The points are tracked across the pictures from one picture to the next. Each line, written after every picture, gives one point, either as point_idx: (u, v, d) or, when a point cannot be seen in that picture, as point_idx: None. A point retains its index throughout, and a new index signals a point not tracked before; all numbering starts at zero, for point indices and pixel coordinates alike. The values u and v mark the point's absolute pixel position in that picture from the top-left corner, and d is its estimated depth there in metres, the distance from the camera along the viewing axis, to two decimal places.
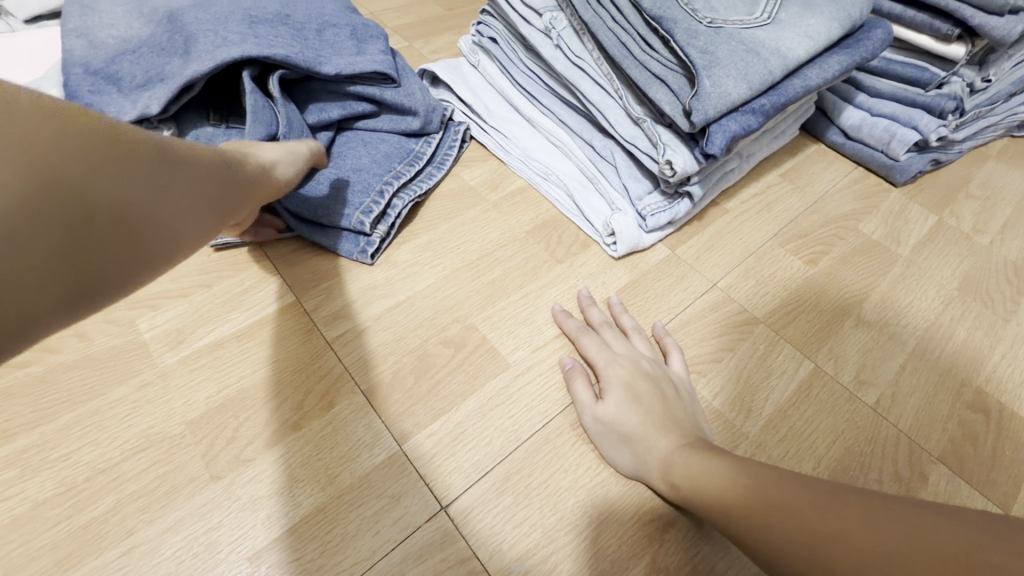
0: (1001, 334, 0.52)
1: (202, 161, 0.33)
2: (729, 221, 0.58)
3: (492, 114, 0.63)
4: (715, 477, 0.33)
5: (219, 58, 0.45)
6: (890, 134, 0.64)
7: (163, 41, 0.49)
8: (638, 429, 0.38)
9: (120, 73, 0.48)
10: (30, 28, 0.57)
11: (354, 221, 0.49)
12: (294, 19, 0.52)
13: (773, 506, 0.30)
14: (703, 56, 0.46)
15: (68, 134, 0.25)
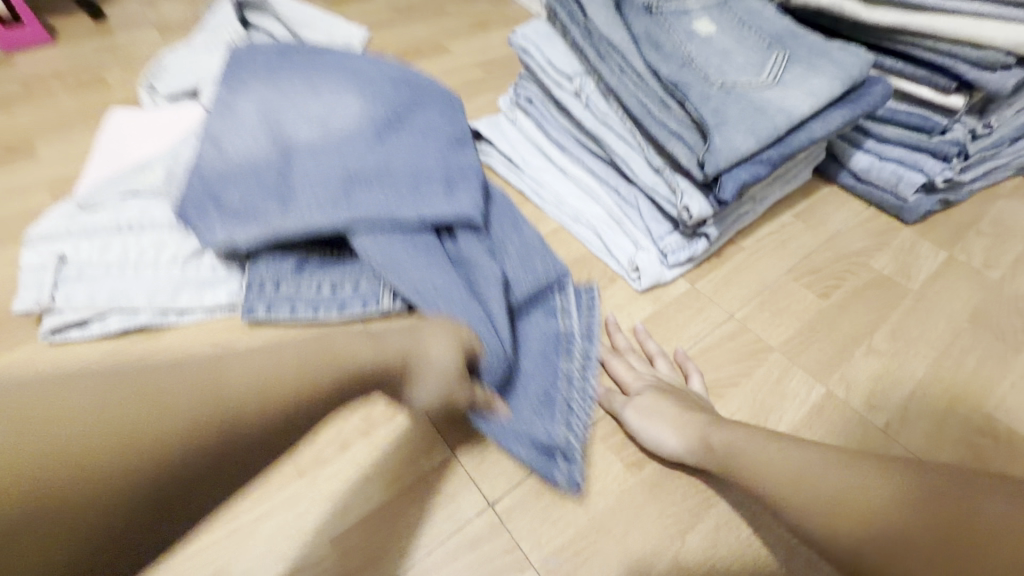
0: (1011, 364, 0.55)
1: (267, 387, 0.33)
2: (746, 257, 0.64)
3: (529, 163, 0.71)
4: (753, 448, 0.40)
5: (314, 227, 0.47)
6: (898, 175, 0.69)
7: (275, 169, 0.50)
8: (673, 417, 0.45)
9: (220, 192, 0.49)
10: (172, 105, 0.70)
11: (550, 440, 0.45)
12: (397, 172, 0.52)
13: (791, 478, 0.36)
14: (714, 116, 0.53)
15: (106, 478, 0.28)
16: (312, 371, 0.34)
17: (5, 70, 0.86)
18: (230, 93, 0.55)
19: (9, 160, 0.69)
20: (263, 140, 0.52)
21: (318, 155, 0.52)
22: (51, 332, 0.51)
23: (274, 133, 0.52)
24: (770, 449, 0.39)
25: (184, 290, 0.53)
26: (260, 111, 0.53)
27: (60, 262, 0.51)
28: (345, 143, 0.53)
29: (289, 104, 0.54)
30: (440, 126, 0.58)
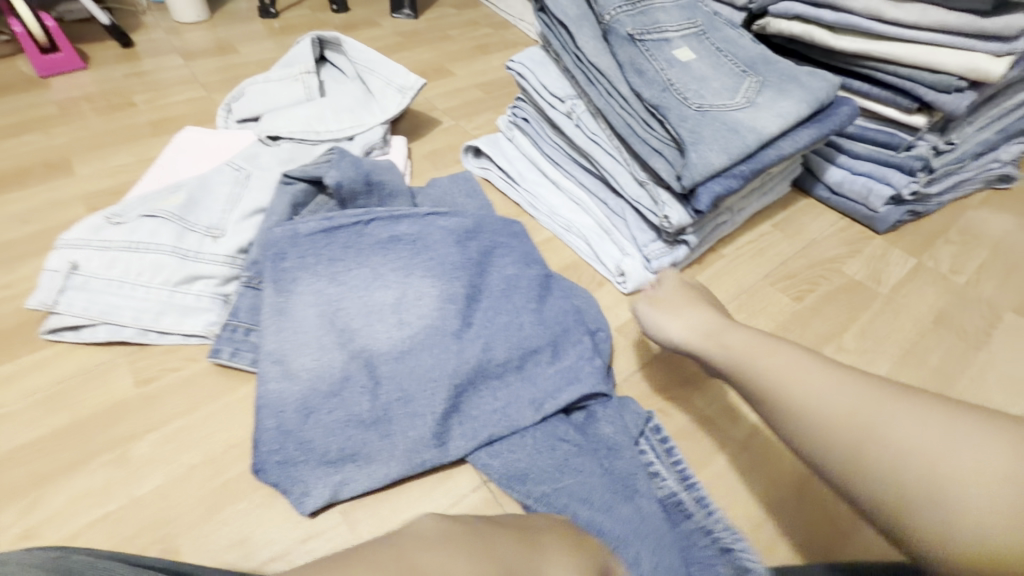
0: (970, 361, 0.59)
1: None
2: (726, 263, 0.69)
3: (525, 178, 0.76)
4: (797, 379, 0.42)
5: (412, 464, 0.45)
6: (868, 189, 0.74)
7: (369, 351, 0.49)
8: (716, 326, 0.51)
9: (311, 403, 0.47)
10: (240, 128, 0.83)
11: None
12: (490, 367, 0.50)
13: (847, 409, 0.39)
14: (690, 135, 0.59)
15: None
16: None
17: (42, 94, 0.93)
18: (279, 294, 0.51)
19: (48, 176, 0.75)
20: (346, 369, 0.48)
21: (411, 355, 0.49)
22: (50, 331, 0.54)
23: (359, 340, 0.50)
24: (815, 385, 0.41)
25: (167, 314, 0.55)
26: (338, 321, 0.50)
27: (72, 270, 0.55)
28: (439, 348, 0.50)
29: (367, 301, 0.52)
30: (516, 281, 0.56)
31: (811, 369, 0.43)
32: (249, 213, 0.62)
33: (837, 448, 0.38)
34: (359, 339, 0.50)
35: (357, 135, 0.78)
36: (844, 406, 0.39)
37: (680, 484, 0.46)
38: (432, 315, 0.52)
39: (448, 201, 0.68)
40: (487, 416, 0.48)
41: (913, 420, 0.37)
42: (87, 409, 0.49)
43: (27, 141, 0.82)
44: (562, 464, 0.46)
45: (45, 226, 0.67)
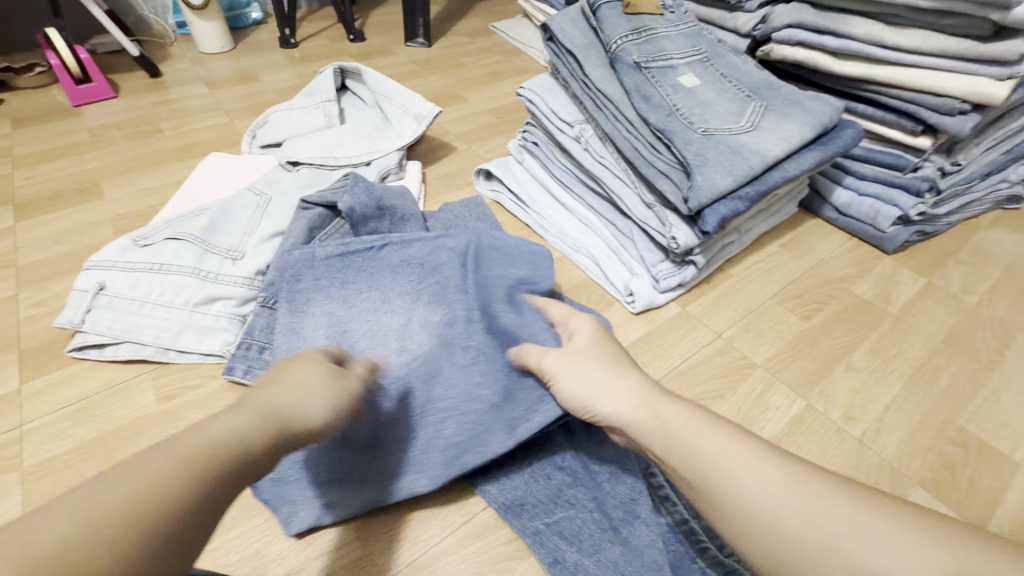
0: (983, 381, 0.59)
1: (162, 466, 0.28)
2: (733, 283, 0.69)
3: (534, 200, 0.78)
4: (736, 465, 0.37)
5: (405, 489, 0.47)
6: (875, 210, 0.75)
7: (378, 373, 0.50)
8: (633, 400, 0.44)
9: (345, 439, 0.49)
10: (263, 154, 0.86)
11: None
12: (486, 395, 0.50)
13: (796, 517, 0.33)
14: (696, 158, 0.60)
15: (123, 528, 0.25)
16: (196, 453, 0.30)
17: (75, 121, 0.98)
18: (292, 315, 0.53)
19: (79, 199, 0.79)
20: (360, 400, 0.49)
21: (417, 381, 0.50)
22: (75, 348, 0.56)
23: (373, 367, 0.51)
24: (750, 470, 0.36)
25: (187, 333, 0.57)
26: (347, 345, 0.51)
27: (99, 290, 0.57)
28: (455, 374, 0.50)
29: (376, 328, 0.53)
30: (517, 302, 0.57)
31: (752, 457, 0.37)
32: (267, 236, 0.64)
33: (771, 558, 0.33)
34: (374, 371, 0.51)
35: (374, 160, 0.80)
36: (788, 508, 0.33)
37: (690, 510, 0.46)
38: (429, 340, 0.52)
39: (459, 226, 0.69)
40: (491, 446, 0.48)
41: (842, 516, 0.32)
42: (111, 424, 0.51)
43: (60, 166, 0.86)
44: (555, 497, 0.47)
45: (75, 247, 0.70)
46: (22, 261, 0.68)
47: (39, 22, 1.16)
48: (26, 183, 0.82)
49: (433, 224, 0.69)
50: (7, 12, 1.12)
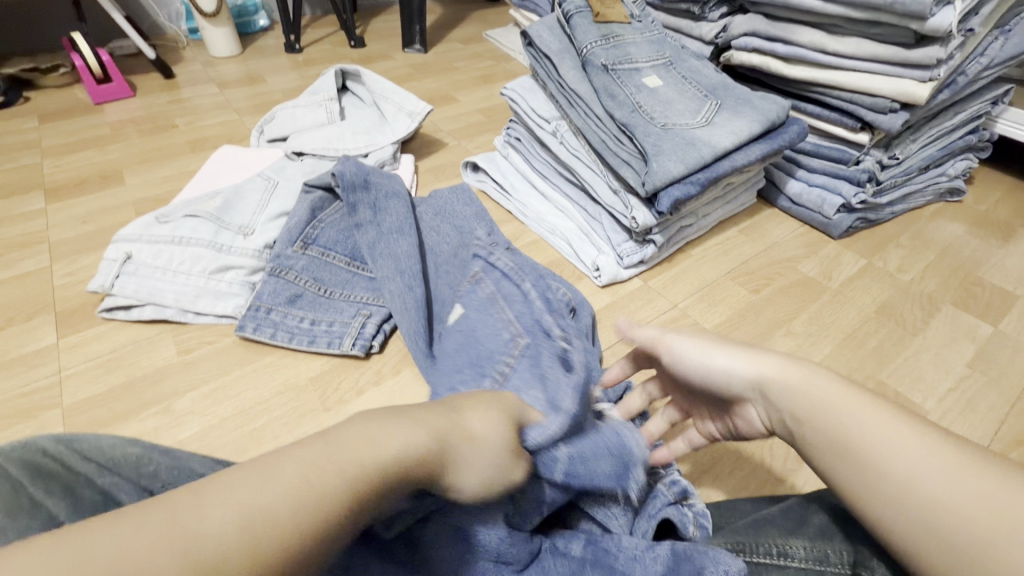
0: (906, 345, 0.67)
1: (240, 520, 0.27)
2: (692, 262, 0.77)
3: (516, 189, 0.86)
4: (899, 470, 0.33)
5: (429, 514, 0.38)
6: (822, 198, 0.83)
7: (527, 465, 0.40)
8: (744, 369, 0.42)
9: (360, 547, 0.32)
10: (269, 146, 0.94)
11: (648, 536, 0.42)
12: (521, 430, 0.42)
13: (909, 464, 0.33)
14: (653, 149, 0.69)
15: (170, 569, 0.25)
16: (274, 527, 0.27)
17: (96, 117, 1.06)
18: (317, 295, 0.64)
19: (103, 185, 0.87)
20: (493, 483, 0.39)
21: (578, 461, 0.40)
22: (105, 310, 0.64)
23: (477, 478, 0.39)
24: (904, 469, 0.33)
25: (203, 297, 0.64)
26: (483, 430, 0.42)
27: (126, 259, 0.65)
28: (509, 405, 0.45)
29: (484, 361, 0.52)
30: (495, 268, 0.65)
31: (908, 460, 0.33)
32: (275, 216, 0.72)
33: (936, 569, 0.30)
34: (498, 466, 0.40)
35: (370, 152, 0.89)
36: (937, 496, 0.31)
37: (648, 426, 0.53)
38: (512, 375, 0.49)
39: (448, 210, 0.76)
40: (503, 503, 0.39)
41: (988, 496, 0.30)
42: (138, 372, 0.59)
43: (83, 157, 0.94)
44: None
45: (100, 226, 0.78)
46: (53, 238, 0.76)
47: (63, 27, 1.25)
48: (53, 171, 0.90)
49: (424, 207, 0.77)
50: (35, 16, 1.21)
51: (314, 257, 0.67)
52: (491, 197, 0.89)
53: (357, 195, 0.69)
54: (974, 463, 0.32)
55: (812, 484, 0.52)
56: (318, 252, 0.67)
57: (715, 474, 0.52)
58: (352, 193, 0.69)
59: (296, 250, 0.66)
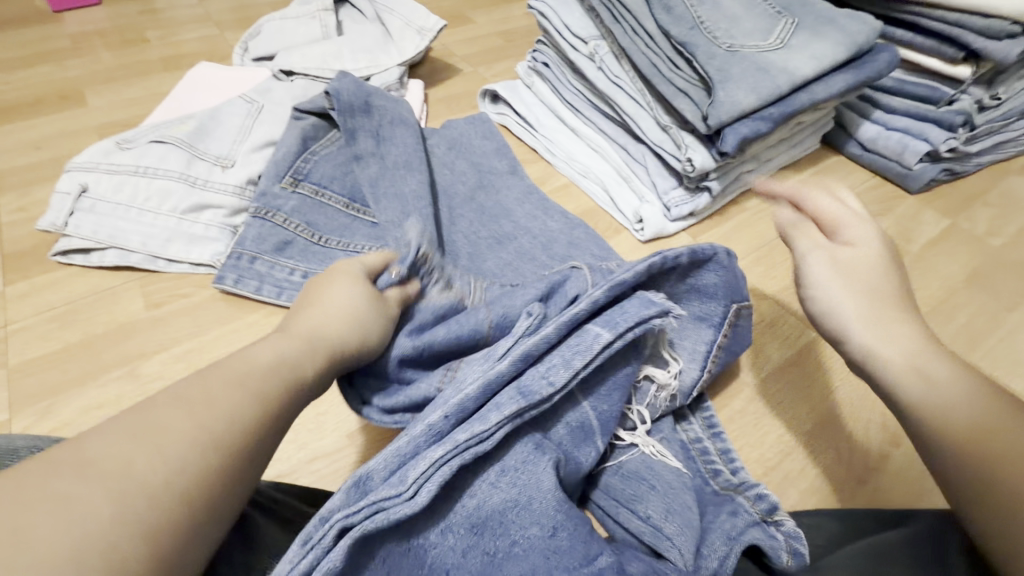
0: (1001, 321, 0.57)
1: (181, 455, 0.26)
2: (747, 216, 0.66)
3: (543, 124, 0.73)
4: (957, 419, 0.33)
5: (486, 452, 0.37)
6: (903, 144, 0.70)
7: (574, 365, 0.35)
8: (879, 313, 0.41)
9: (390, 486, 0.29)
10: (254, 65, 0.80)
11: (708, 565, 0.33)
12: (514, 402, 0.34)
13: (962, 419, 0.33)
14: (719, 73, 0.56)
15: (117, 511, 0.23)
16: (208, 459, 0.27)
17: (54, 27, 0.91)
18: (311, 239, 0.54)
19: (61, 106, 0.74)
20: (523, 392, 0.33)
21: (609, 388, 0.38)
22: (59, 253, 0.54)
23: (500, 392, 0.34)
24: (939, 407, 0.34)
25: (175, 242, 0.54)
26: (544, 344, 0.35)
27: (82, 192, 0.54)
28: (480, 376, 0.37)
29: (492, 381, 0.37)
30: (553, 238, 0.56)
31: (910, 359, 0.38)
32: (259, 146, 0.60)
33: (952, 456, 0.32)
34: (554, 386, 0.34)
35: (373, 75, 0.75)
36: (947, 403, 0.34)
37: (706, 431, 0.43)
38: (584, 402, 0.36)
39: (465, 144, 0.64)
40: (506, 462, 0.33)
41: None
42: (98, 328, 0.49)
43: (39, 72, 0.81)
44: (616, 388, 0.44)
45: (56, 154, 0.67)
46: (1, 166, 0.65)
47: None
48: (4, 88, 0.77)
49: (437, 139, 0.64)
50: None
51: (306, 196, 0.56)
52: (514, 133, 0.76)
53: (357, 119, 0.57)
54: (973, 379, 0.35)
55: (900, 488, 0.43)
56: (311, 191, 0.56)
57: (783, 473, 0.44)
58: (350, 116, 0.57)
59: (285, 188, 0.56)
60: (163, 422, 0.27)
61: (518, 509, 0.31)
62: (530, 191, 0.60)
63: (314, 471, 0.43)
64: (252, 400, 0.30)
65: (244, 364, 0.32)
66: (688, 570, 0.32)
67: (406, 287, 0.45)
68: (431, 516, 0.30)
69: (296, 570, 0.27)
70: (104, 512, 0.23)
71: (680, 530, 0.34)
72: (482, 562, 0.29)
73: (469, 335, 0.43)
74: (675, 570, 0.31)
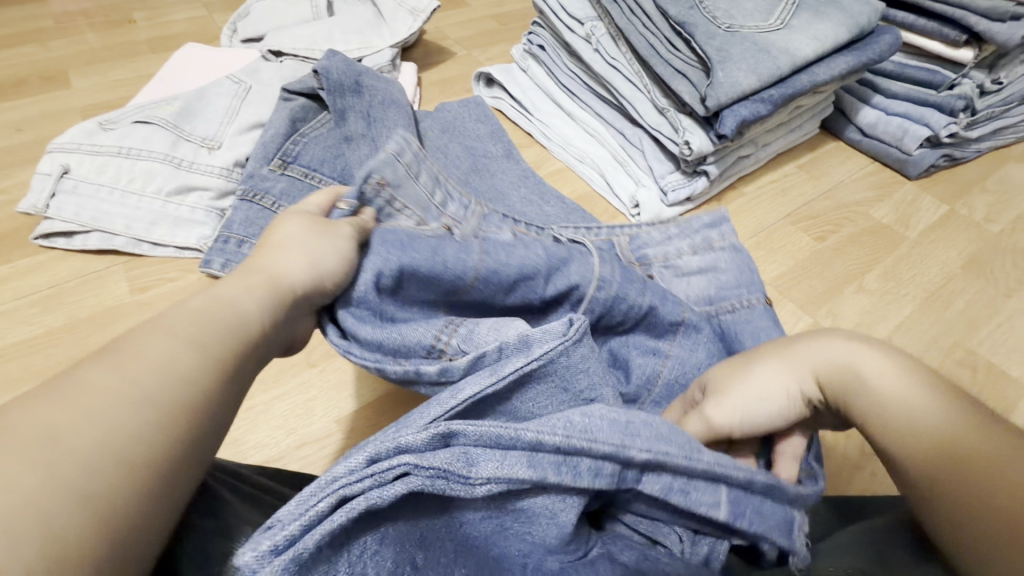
0: (998, 307, 0.56)
1: (127, 416, 0.23)
2: (745, 202, 0.65)
3: (538, 108, 0.72)
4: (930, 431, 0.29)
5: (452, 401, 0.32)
6: (903, 129, 0.69)
7: (698, 464, 0.29)
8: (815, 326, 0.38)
9: (461, 459, 0.25)
10: (242, 47, 0.78)
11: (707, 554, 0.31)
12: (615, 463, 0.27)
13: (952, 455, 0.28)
14: (718, 53, 0.55)
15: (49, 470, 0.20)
16: (161, 421, 0.24)
17: (37, 8, 0.89)
18: None
19: (44, 88, 0.72)
20: (622, 476, 0.28)
21: (737, 501, 0.31)
22: (42, 236, 0.52)
23: (610, 459, 0.27)
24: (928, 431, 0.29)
25: (160, 225, 0.53)
26: (685, 464, 0.29)
27: (64, 173, 0.53)
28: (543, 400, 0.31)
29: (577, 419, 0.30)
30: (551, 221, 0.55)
31: (904, 386, 0.31)
32: (247, 127, 0.58)
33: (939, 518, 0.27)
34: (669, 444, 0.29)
35: (365, 57, 0.74)
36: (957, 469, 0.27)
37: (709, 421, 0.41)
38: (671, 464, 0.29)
39: (458, 126, 0.63)
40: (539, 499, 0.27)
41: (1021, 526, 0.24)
42: (81, 312, 0.48)
43: (21, 53, 0.78)
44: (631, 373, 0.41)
45: (39, 136, 0.65)
46: None
47: None
48: None
49: (430, 121, 0.63)
50: None
51: (295, 179, 0.54)
52: (508, 116, 0.74)
53: (347, 99, 0.55)
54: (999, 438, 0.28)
55: (896, 476, 0.43)
56: (300, 174, 0.55)
57: None
58: (340, 96, 0.55)
59: (274, 170, 0.54)
60: (93, 389, 0.24)
61: (549, 522, 0.27)
62: (525, 176, 0.59)
63: (303, 456, 0.42)
64: (195, 363, 0.27)
65: (186, 323, 0.29)
66: (683, 554, 0.31)
67: (360, 217, 0.38)
68: (483, 497, 0.26)
69: (346, 488, 0.23)
70: (24, 482, 0.20)
71: None
72: (491, 529, 0.27)
73: (452, 276, 0.35)
74: (669, 555, 0.30)
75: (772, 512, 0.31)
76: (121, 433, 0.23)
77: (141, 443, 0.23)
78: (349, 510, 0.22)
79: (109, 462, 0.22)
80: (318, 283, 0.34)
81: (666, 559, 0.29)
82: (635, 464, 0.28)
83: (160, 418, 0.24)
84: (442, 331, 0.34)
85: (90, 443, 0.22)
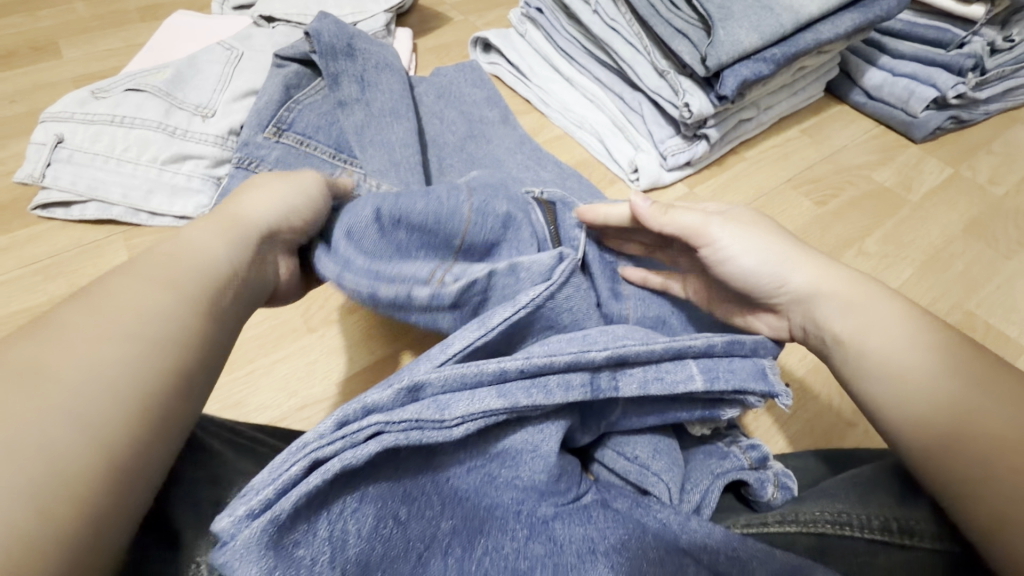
0: (999, 269, 0.56)
1: (127, 344, 0.24)
2: (745, 166, 0.64)
3: (536, 73, 0.70)
4: (922, 396, 0.29)
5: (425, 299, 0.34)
6: (910, 91, 0.67)
7: (658, 347, 0.30)
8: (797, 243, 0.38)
9: (432, 407, 0.25)
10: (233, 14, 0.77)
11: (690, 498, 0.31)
12: (580, 371, 0.28)
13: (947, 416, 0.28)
14: (720, 10, 0.54)
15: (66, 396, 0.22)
16: (157, 350, 0.25)
17: None
18: None
19: (36, 58, 0.71)
20: (595, 384, 0.29)
21: (709, 368, 0.31)
22: (40, 206, 0.52)
23: (577, 369, 0.28)
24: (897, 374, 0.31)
25: (157, 193, 0.53)
26: (646, 351, 0.29)
27: (58, 143, 0.53)
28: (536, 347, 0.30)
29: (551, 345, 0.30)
30: (549, 183, 0.55)
31: (898, 351, 0.31)
32: (241, 95, 0.58)
33: (918, 433, 0.29)
34: (634, 353, 0.29)
35: (358, 21, 0.72)
36: (930, 388, 0.29)
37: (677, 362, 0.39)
38: (631, 361, 0.29)
39: (452, 91, 0.62)
40: (521, 437, 0.28)
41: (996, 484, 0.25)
42: (83, 280, 0.49)
43: (10, 23, 0.77)
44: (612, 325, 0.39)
45: (33, 107, 0.65)
46: None
47: None
48: None
49: (424, 86, 0.61)
50: None
51: (289, 146, 0.53)
52: (505, 83, 0.73)
53: (339, 63, 0.54)
54: (966, 351, 0.30)
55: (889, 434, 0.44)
56: (295, 142, 0.54)
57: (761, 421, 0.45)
58: (332, 60, 0.54)
59: (268, 138, 0.53)
60: (84, 328, 0.24)
61: (532, 457, 0.28)
62: (519, 139, 0.58)
63: (304, 418, 0.43)
64: (184, 299, 0.28)
65: (154, 265, 0.29)
66: (675, 504, 0.30)
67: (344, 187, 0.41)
68: (466, 445, 0.27)
69: (318, 451, 0.22)
70: (50, 409, 0.21)
71: (668, 467, 0.32)
72: (480, 480, 0.27)
73: (448, 213, 0.36)
74: (661, 503, 0.30)
75: (743, 365, 0.32)
76: (120, 361, 0.24)
77: (139, 372, 0.24)
78: (325, 472, 0.22)
79: (116, 390, 0.23)
80: (284, 221, 0.35)
81: (658, 506, 0.29)
82: (605, 367, 0.29)
83: (157, 346, 0.25)
84: (437, 268, 0.35)
85: (95, 370, 0.23)
